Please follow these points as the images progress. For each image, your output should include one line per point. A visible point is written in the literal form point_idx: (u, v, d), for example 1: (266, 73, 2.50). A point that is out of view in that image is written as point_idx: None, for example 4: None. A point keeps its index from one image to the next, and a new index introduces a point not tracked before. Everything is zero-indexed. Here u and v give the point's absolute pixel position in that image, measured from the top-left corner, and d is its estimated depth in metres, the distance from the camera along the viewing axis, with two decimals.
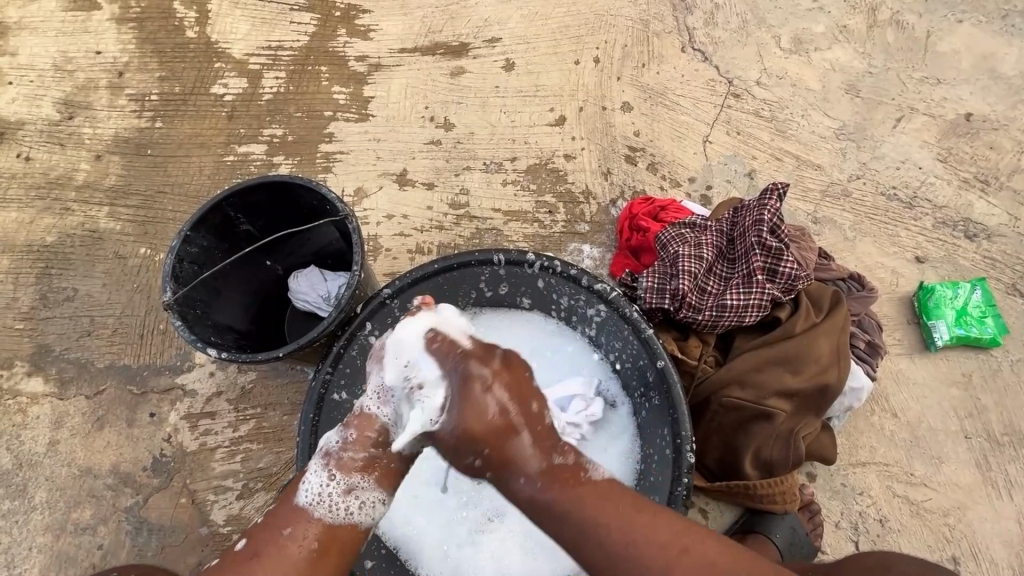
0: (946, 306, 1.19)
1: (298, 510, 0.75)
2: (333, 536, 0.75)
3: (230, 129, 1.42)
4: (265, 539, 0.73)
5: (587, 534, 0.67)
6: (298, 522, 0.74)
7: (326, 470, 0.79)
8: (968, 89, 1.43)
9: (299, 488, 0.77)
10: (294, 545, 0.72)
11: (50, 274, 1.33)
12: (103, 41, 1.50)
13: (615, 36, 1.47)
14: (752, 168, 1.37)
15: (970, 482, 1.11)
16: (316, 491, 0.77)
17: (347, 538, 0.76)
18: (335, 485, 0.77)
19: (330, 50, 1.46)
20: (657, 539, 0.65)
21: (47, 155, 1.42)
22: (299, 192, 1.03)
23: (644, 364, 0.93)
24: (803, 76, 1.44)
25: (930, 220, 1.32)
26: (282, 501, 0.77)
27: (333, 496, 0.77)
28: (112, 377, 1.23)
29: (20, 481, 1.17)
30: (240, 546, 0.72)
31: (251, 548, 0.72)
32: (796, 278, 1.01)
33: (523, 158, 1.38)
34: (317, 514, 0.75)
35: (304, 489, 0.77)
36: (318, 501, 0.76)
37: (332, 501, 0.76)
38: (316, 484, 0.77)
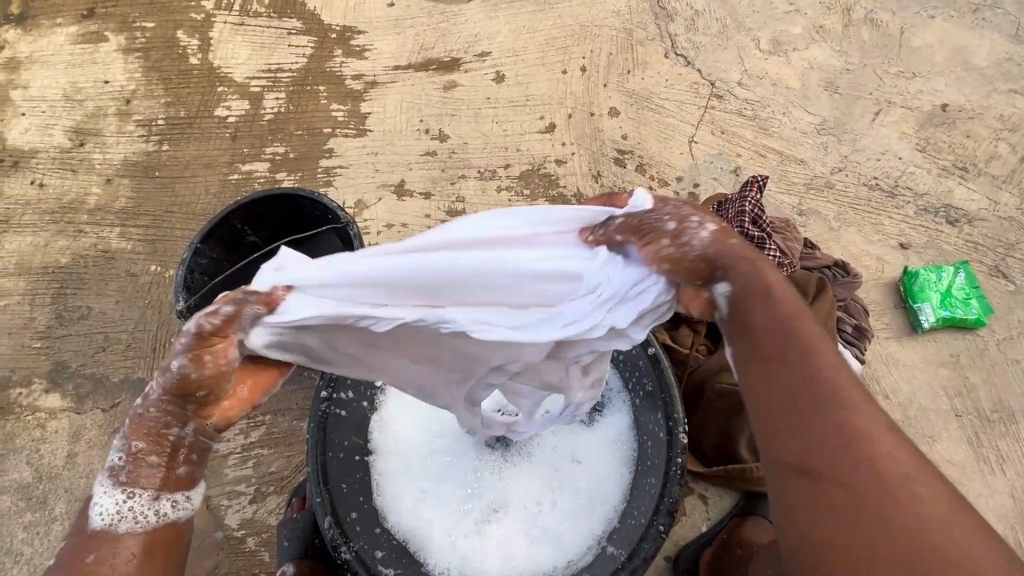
0: (930, 289, 1.23)
1: (98, 535, 0.61)
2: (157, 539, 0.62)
3: (234, 149, 1.48)
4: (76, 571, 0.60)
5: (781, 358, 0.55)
6: (102, 546, 0.61)
7: (116, 487, 0.62)
8: (943, 81, 1.48)
9: (89, 510, 0.62)
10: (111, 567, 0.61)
11: (65, 293, 1.38)
12: (111, 71, 1.57)
13: (600, 45, 1.53)
14: (736, 165, 1.42)
15: (963, 458, 1.14)
16: (112, 510, 0.61)
17: (175, 534, 0.64)
18: (135, 500, 0.62)
19: (327, 70, 1.53)
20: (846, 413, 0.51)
21: (60, 181, 1.48)
22: (303, 203, 1.08)
23: (636, 351, 0.99)
24: (783, 76, 1.50)
25: (912, 207, 1.36)
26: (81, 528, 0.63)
27: (139, 509, 0.62)
28: (127, 390, 1.28)
29: (41, 494, 1.21)
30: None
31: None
32: (779, 265, 1.05)
33: (516, 165, 1.43)
34: (121, 529, 0.61)
35: (95, 510, 0.62)
36: (116, 518, 0.61)
37: (138, 511, 0.62)
38: (107, 503, 0.61)
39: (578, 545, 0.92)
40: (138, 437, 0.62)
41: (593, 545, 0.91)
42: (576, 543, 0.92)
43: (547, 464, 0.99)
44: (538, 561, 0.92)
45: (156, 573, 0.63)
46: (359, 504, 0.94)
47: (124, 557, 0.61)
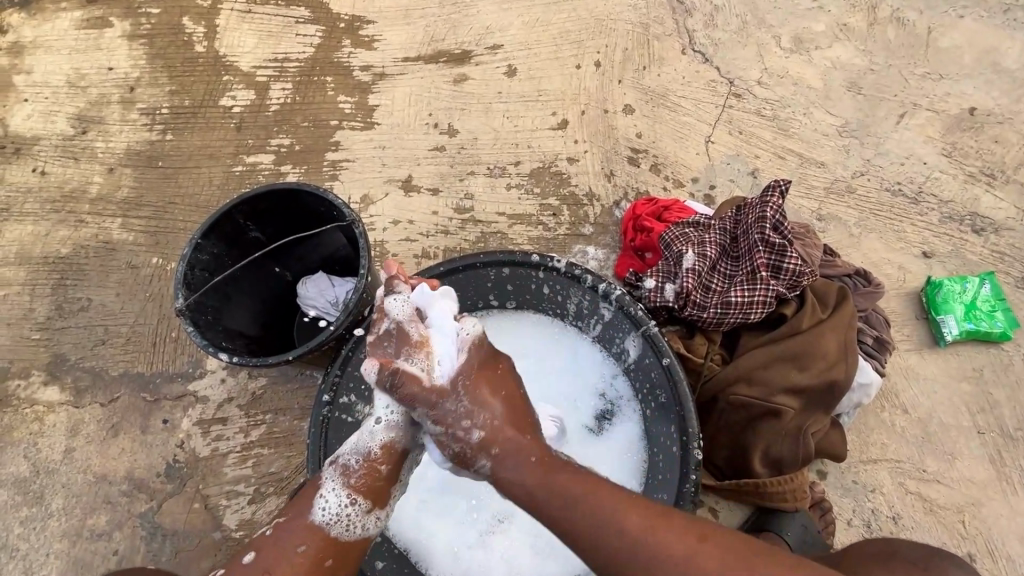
0: (954, 301, 1.19)
1: (315, 528, 0.77)
2: (347, 552, 0.78)
3: (239, 140, 1.44)
4: (276, 557, 0.74)
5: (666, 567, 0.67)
6: (313, 540, 0.76)
7: (343, 490, 0.79)
8: (972, 84, 1.43)
9: (314, 505, 0.78)
10: (308, 561, 0.75)
11: (66, 285, 1.35)
12: (115, 57, 1.54)
13: (616, 40, 1.49)
14: (754, 167, 1.37)
15: (984, 477, 1.10)
16: (334, 511, 0.78)
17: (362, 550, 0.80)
18: (354, 510, 0.78)
19: (335, 61, 1.49)
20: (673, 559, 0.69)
21: (62, 169, 1.45)
22: (306, 199, 1.04)
23: (650, 360, 0.93)
24: (804, 75, 1.45)
25: (937, 215, 1.31)
26: (296, 516, 0.77)
27: (351, 517, 0.78)
28: (126, 385, 1.25)
29: (38, 489, 1.19)
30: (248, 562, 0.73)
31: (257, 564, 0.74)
32: (800, 274, 1.02)
33: (526, 162, 1.39)
34: (333, 533, 0.77)
35: (320, 506, 0.78)
36: (336, 522, 0.78)
37: (351, 520, 0.78)
38: (332, 503, 0.78)
39: (584, 560, 0.90)
40: (380, 452, 0.81)
41: None
42: (582, 558, 0.91)
43: None
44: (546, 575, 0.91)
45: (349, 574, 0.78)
46: None
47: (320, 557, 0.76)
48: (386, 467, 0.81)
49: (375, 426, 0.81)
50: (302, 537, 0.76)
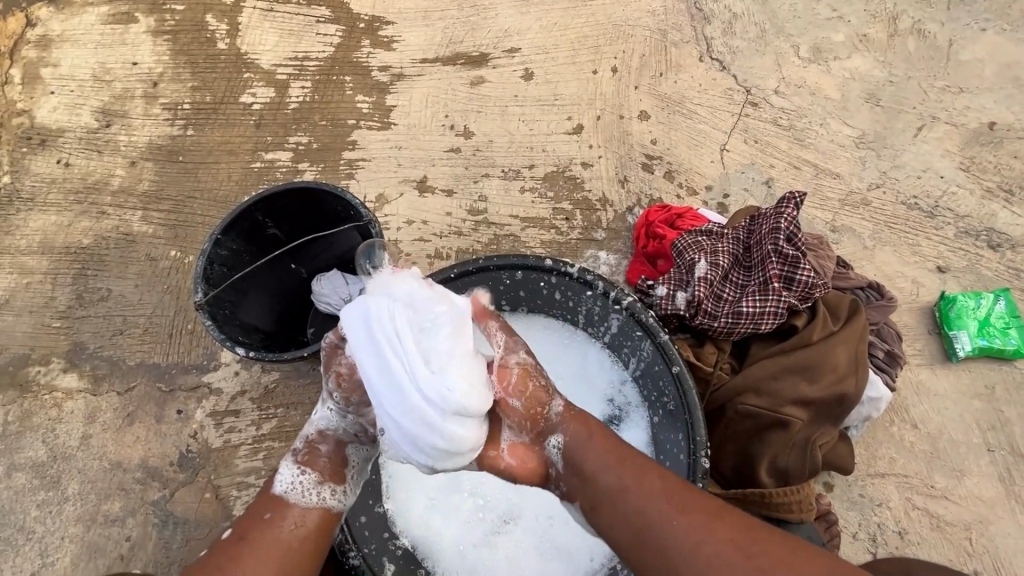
0: (968, 317, 1.18)
1: (275, 498, 0.74)
2: (313, 516, 0.74)
3: (257, 137, 1.47)
4: (254, 524, 0.72)
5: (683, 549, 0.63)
6: (281, 508, 0.73)
7: (296, 463, 0.78)
8: (992, 98, 1.42)
9: (274, 480, 0.76)
10: (283, 526, 0.72)
11: (86, 274, 1.38)
12: (140, 52, 1.57)
13: (633, 46, 1.49)
14: (769, 176, 1.37)
15: (993, 496, 1.10)
16: (290, 481, 0.76)
17: (328, 521, 0.76)
18: (307, 475, 0.77)
19: (355, 60, 1.51)
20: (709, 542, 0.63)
21: (85, 161, 1.48)
22: (324, 199, 1.07)
23: (659, 367, 0.94)
24: (822, 85, 1.44)
25: (953, 229, 1.30)
26: (258, 496, 0.76)
27: (307, 484, 0.76)
28: (142, 374, 1.28)
29: (55, 473, 1.22)
30: (229, 536, 0.71)
31: (235, 537, 0.71)
32: (812, 286, 1.02)
33: (541, 166, 1.40)
34: (291, 500, 0.75)
35: (279, 479, 0.76)
36: (295, 490, 0.75)
37: (306, 488, 0.76)
38: (288, 475, 0.76)
39: (588, 564, 0.92)
40: (316, 435, 0.81)
41: (604, 564, 0.91)
42: (586, 562, 0.92)
43: None
44: None
45: (312, 543, 0.73)
46: (369, 509, 0.92)
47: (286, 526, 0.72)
48: (331, 451, 0.80)
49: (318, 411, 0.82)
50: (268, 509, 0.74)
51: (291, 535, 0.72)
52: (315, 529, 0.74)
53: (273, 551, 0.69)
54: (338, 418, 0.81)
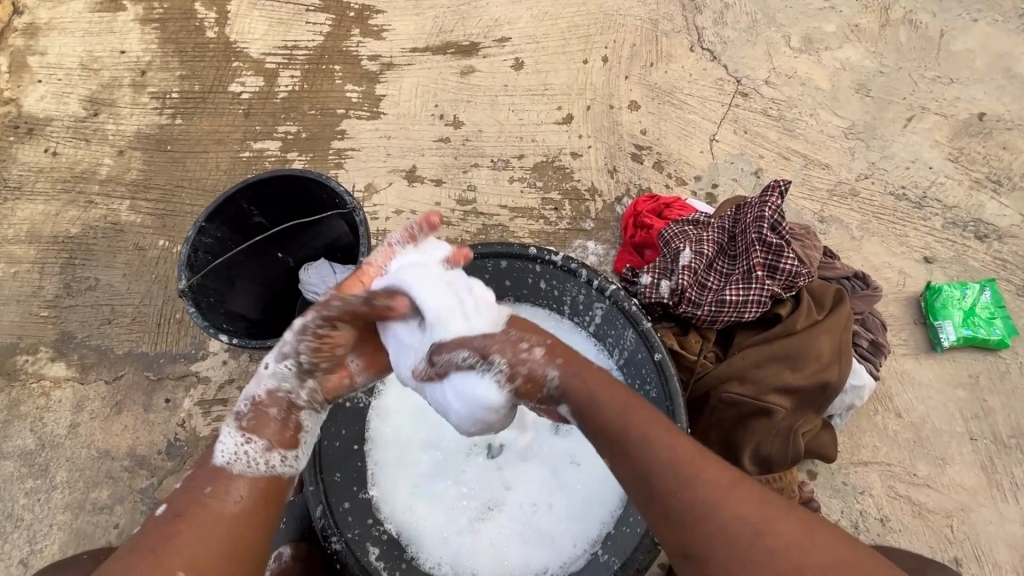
0: (953, 307, 1.19)
1: (217, 470, 0.72)
2: (254, 485, 0.72)
3: (246, 126, 1.46)
4: (187, 500, 0.69)
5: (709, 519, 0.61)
6: (221, 479, 0.71)
7: (240, 431, 0.75)
8: (982, 89, 1.41)
9: (213, 449, 0.73)
10: (219, 498, 0.70)
11: (74, 263, 1.38)
12: (128, 41, 1.56)
13: (624, 36, 1.48)
14: (758, 167, 1.37)
15: (975, 483, 1.11)
16: (232, 450, 0.73)
17: (274, 490, 0.74)
18: (251, 445, 0.74)
19: (344, 49, 1.50)
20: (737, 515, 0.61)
21: (73, 150, 1.48)
22: (310, 186, 1.07)
23: (642, 355, 0.95)
24: (813, 76, 1.44)
25: (940, 220, 1.31)
26: (200, 464, 0.73)
27: (252, 453, 0.73)
28: (130, 363, 1.28)
29: (43, 461, 1.23)
30: (162, 512, 0.68)
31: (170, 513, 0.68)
32: (796, 275, 1.02)
33: (530, 156, 1.40)
34: (235, 470, 0.72)
35: (220, 449, 0.74)
36: (236, 461, 0.73)
37: (252, 457, 0.73)
38: (230, 444, 0.74)
39: (571, 549, 0.93)
40: (268, 397, 0.77)
41: (587, 550, 0.92)
42: (569, 547, 0.93)
43: (546, 467, 1.00)
44: (531, 562, 0.93)
45: (258, 516, 0.71)
46: (353, 495, 0.94)
47: (230, 500, 0.70)
48: (281, 413, 0.77)
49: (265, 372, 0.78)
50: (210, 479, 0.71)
51: (230, 507, 0.69)
52: (260, 500, 0.72)
53: (211, 524, 0.67)
54: (297, 381, 0.78)
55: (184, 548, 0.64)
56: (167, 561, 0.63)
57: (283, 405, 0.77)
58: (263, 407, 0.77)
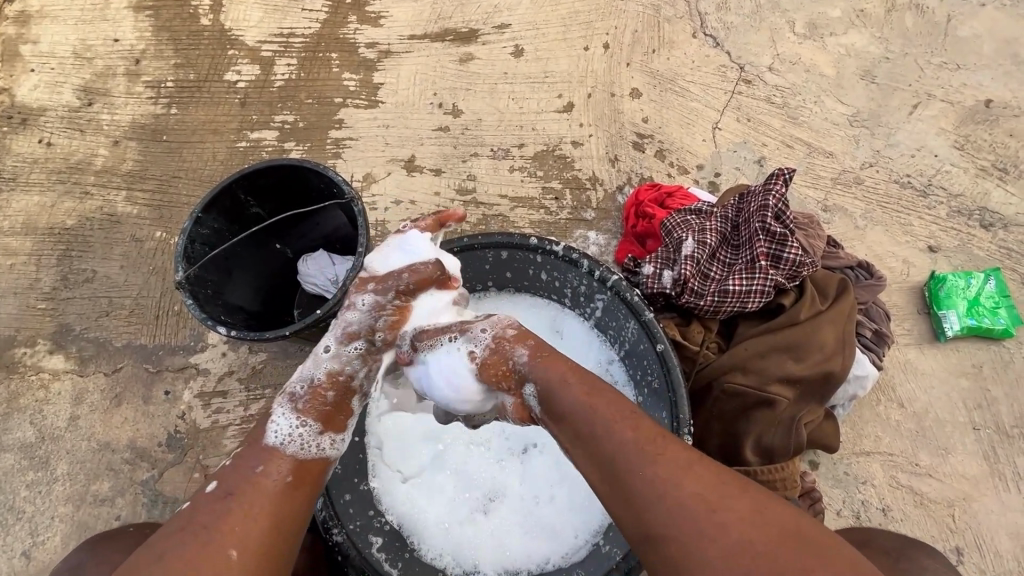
0: (957, 297, 1.18)
1: (269, 450, 0.73)
2: (305, 470, 0.74)
3: (242, 115, 1.44)
4: (239, 479, 0.70)
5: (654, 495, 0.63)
6: (271, 459, 0.72)
7: (294, 413, 0.77)
8: (989, 75, 1.39)
9: (267, 428, 0.75)
10: (270, 479, 0.71)
11: (71, 255, 1.37)
12: (121, 29, 1.53)
13: (625, 22, 1.46)
14: (761, 155, 1.35)
15: (977, 473, 1.10)
16: (287, 432, 0.75)
17: (320, 472, 0.76)
18: (307, 427, 0.76)
19: (341, 37, 1.48)
20: (686, 495, 0.62)
21: (67, 141, 1.46)
22: (308, 175, 1.05)
23: (645, 346, 0.94)
24: (817, 62, 1.42)
25: (945, 209, 1.29)
26: (250, 442, 0.74)
27: (307, 435, 0.76)
28: (129, 356, 1.27)
29: (44, 454, 1.23)
30: (214, 489, 0.69)
31: (220, 490, 0.69)
32: (800, 264, 1.01)
33: (531, 145, 1.38)
34: (289, 452, 0.74)
35: (272, 430, 0.75)
36: (291, 443, 0.74)
37: (305, 439, 0.76)
38: (284, 425, 0.75)
39: (571, 541, 0.93)
40: (327, 380, 0.80)
41: (588, 540, 0.92)
42: (569, 539, 0.93)
43: (549, 460, 0.99)
44: (532, 553, 0.93)
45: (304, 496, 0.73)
46: (354, 486, 0.93)
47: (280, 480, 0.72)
48: (335, 398, 0.80)
49: (324, 355, 0.81)
50: (259, 458, 0.73)
51: (278, 486, 0.71)
52: (304, 482, 0.74)
53: (262, 505, 0.68)
54: (358, 366, 0.82)
55: (235, 525, 0.65)
56: (220, 537, 0.64)
57: (338, 387, 0.80)
58: (317, 390, 0.79)
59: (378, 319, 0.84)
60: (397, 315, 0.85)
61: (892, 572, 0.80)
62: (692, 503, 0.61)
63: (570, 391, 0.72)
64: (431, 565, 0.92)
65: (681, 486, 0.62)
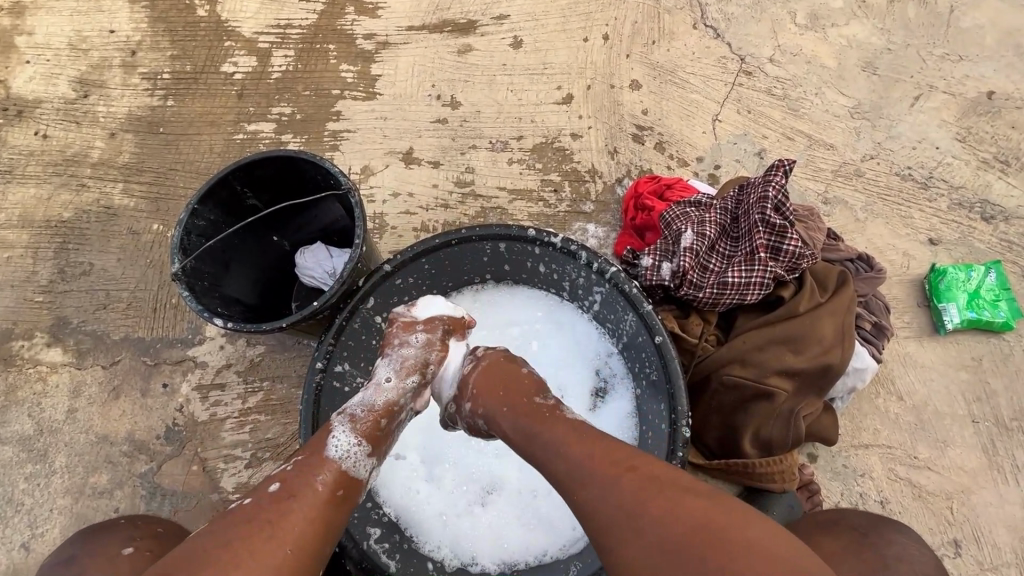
0: (957, 289, 1.17)
1: (330, 461, 0.72)
2: (356, 487, 0.73)
3: (239, 107, 1.43)
4: (301, 483, 0.69)
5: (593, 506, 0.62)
6: (331, 470, 0.71)
7: (353, 432, 0.77)
8: (991, 67, 1.38)
9: (328, 441, 0.74)
10: (328, 489, 0.70)
11: (67, 248, 1.36)
12: (117, 20, 1.52)
13: (625, 13, 1.45)
14: (762, 147, 1.34)
15: (975, 466, 1.10)
16: (346, 447, 0.74)
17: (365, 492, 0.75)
18: (366, 446, 0.76)
19: (339, 28, 1.46)
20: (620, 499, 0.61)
21: (63, 133, 1.45)
22: (304, 167, 1.04)
23: (644, 338, 0.93)
24: (818, 53, 1.41)
25: (946, 201, 1.29)
26: (310, 453, 0.73)
27: (365, 453, 0.75)
28: (127, 348, 1.27)
29: (42, 446, 1.22)
30: (277, 488, 0.67)
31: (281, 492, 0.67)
32: (800, 257, 1.01)
33: (529, 137, 1.37)
34: (345, 467, 0.73)
35: (333, 444, 0.74)
36: (348, 459, 0.73)
37: (362, 459, 0.75)
38: (344, 441, 0.75)
39: (570, 533, 0.93)
40: (385, 407, 0.82)
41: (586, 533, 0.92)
42: (568, 531, 0.93)
43: None
44: (530, 545, 0.93)
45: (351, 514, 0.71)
46: None
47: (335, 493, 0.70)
48: (387, 424, 0.82)
49: (385, 382, 0.85)
50: (318, 468, 0.71)
51: (333, 498, 0.70)
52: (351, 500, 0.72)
53: (319, 513, 0.67)
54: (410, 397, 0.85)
55: (296, 529, 0.64)
56: (280, 537, 0.62)
57: (392, 415, 0.83)
58: (373, 415, 0.81)
59: (430, 353, 0.89)
60: (444, 352, 0.90)
61: (859, 546, 0.78)
62: (624, 508, 0.60)
63: (513, 415, 0.75)
64: (429, 557, 0.93)
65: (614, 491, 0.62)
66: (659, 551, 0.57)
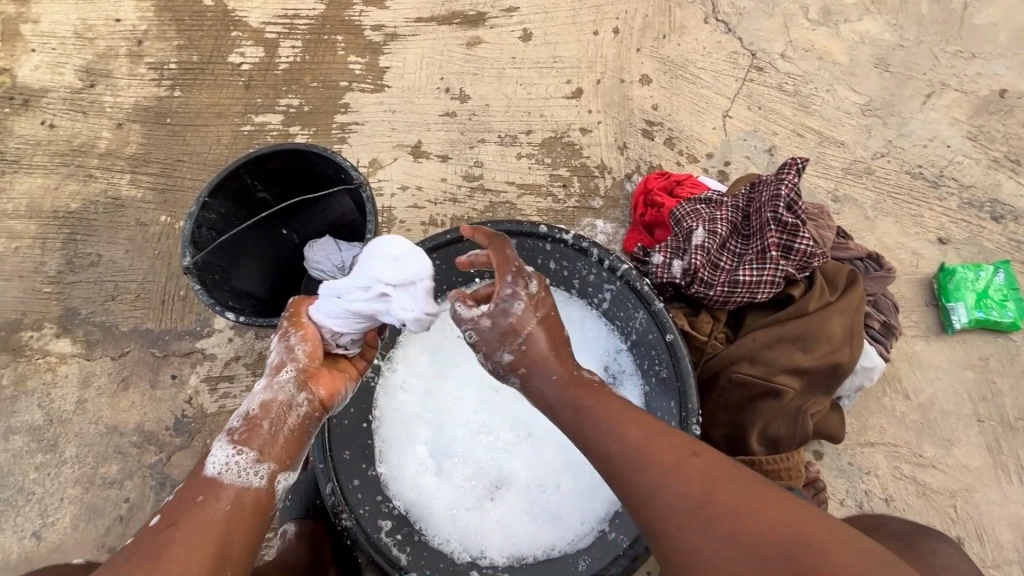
0: (966, 289, 1.18)
1: (207, 480, 0.71)
2: (246, 498, 0.71)
3: (246, 98, 1.42)
4: (183, 509, 0.68)
5: (646, 492, 0.64)
6: (213, 489, 0.70)
7: (231, 443, 0.74)
8: (1004, 64, 1.37)
9: (205, 462, 0.72)
10: (217, 509, 0.69)
11: (75, 239, 1.36)
12: (122, 9, 1.51)
13: (636, 6, 1.43)
14: (772, 144, 1.34)
15: (980, 465, 1.11)
16: (223, 462, 0.72)
17: (264, 501, 0.72)
18: (243, 454, 0.73)
19: (347, 19, 1.45)
20: (678, 489, 0.62)
21: (70, 123, 1.44)
22: (315, 160, 1.04)
23: (654, 336, 0.94)
24: (830, 49, 1.40)
25: (956, 200, 1.28)
26: (192, 477, 0.72)
27: (242, 462, 0.72)
28: (136, 340, 1.28)
29: (52, 436, 1.23)
30: (155, 522, 0.66)
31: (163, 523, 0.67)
32: (811, 255, 1.01)
33: (538, 131, 1.37)
34: (225, 481, 0.71)
35: (210, 462, 0.73)
36: (227, 470, 0.71)
37: (241, 467, 0.72)
38: (220, 456, 0.73)
39: (578, 529, 0.94)
40: (260, 410, 0.77)
41: (594, 528, 0.93)
42: (576, 527, 0.94)
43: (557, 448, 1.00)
44: (538, 539, 0.94)
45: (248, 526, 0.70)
46: (363, 472, 0.95)
47: (223, 510, 0.69)
48: (272, 426, 0.77)
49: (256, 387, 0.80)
50: (202, 490, 0.70)
51: (222, 516, 0.68)
52: (249, 512, 0.71)
53: (205, 534, 0.66)
54: (288, 389, 0.79)
55: (175, 555, 0.63)
56: (158, 566, 0.62)
57: (275, 416, 0.77)
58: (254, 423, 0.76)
59: (293, 344, 0.81)
60: (302, 333, 0.82)
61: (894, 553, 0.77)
62: (682, 499, 0.61)
63: (558, 391, 0.77)
64: (439, 551, 0.93)
65: (672, 480, 0.63)
66: (721, 550, 0.57)
